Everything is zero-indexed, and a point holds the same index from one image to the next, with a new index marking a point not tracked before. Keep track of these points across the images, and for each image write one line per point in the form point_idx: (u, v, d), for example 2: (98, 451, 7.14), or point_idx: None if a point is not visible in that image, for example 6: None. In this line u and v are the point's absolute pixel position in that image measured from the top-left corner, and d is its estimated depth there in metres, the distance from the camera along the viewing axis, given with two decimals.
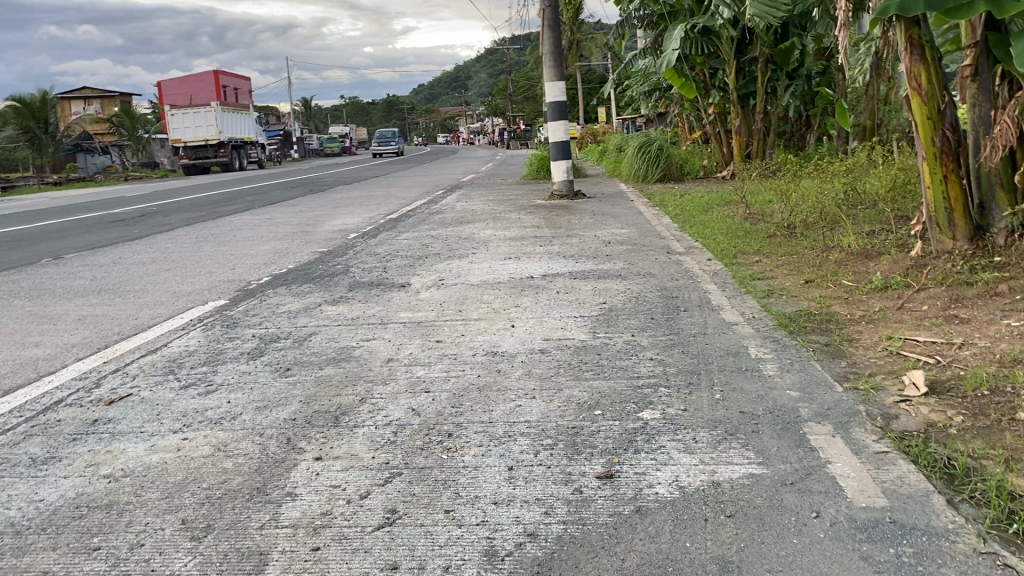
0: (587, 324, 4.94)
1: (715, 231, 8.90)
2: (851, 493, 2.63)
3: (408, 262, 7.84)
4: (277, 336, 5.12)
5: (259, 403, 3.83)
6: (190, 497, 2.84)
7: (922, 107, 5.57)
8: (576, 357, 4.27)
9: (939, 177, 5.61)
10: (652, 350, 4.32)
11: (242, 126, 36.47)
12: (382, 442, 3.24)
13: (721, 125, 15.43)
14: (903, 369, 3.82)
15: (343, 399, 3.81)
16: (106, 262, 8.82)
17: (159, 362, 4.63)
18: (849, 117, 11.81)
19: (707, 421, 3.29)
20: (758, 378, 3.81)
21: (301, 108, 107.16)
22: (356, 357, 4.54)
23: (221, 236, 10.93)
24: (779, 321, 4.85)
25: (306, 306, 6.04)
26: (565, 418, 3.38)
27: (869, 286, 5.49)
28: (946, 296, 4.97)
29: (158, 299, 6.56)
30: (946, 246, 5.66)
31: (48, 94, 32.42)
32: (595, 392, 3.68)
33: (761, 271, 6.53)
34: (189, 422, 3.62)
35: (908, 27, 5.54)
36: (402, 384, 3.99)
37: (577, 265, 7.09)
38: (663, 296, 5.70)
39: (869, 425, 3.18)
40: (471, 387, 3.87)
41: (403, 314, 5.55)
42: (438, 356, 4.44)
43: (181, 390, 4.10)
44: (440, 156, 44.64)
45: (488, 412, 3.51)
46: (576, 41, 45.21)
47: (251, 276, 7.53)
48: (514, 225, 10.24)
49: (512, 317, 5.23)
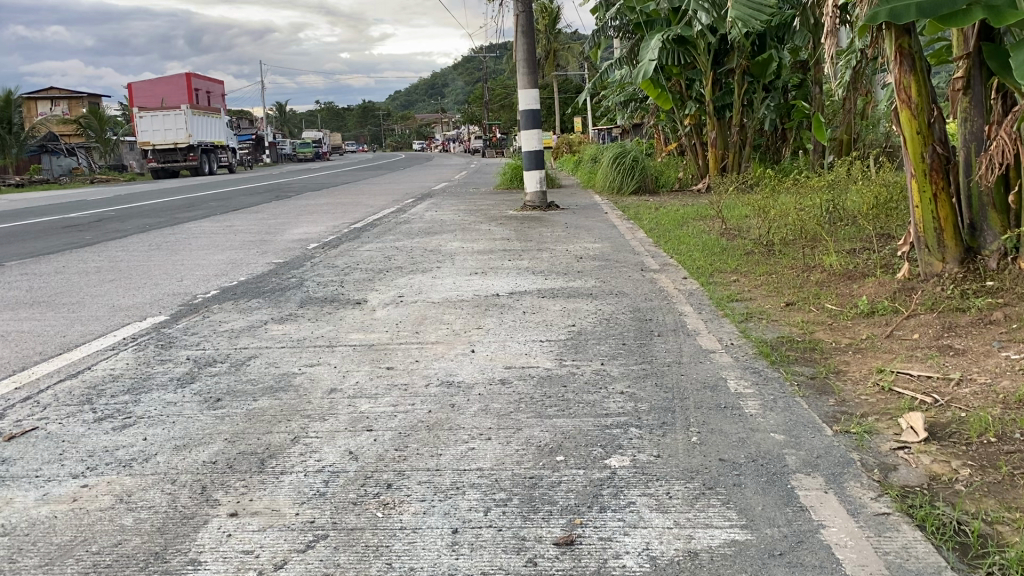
0: (553, 351, 4.53)
1: (690, 248, 8.51)
2: (849, 569, 2.25)
3: (369, 276, 7.41)
4: (212, 360, 4.66)
5: (178, 441, 3.37)
6: (71, 566, 2.39)
7: (912, 120, 5.24)
8: (540, 389, 3.85)
9: (928, 196, 5.28)
10: (622, 383, 3.92)
11: (213, 130, 35.81)
12: (309, 494, 2.81)
13: (698, 136, 15.11)
14: (899, 411, 3.44)
15: (273, 438, 3.37)
16: (48, 271, 8.27)
17: (76, 389, 4.15)
18: (826, 131, 11.74)
19: (683, 471, 2.90)
20: (740, 419, 3.41)
21: (276, 113, 106.63)
22: (297, 386, 4.10)
23: (175, 244, 10.40)
24: (760, 349, 4.46)
25: (250, 324, 5.57)
26: (523, 466, 2.98)
27: (856, 310, 5.16)
28: (938, 323, 4.63)
29: (94, 314, 6.06)
30: (936, 268, 5.35)
31: (12, 94, 31.58)
32: (557, 432, 3.28)
33: (739, 291, 6.18)
34: (93, 464, 3.16)
35: (899, 36, 5.20)
36: (342, 420, 3.55)
37: (547, 283, 6.68)
38: (636, 320, 5.30)
39: (865, 479, 2.80)
40: (419, 425, 3.45)
41: (354, 335, 5.10)
42: (387, 387, 4.00)
43: (94, 424, 3.63)
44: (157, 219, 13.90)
45: (435, 456, 3.09)
46: (553, 49, 45.62)
47: (198, 289, 7.04)
48: (483, 238, 9.82)
49: (472, 340, 4.82)
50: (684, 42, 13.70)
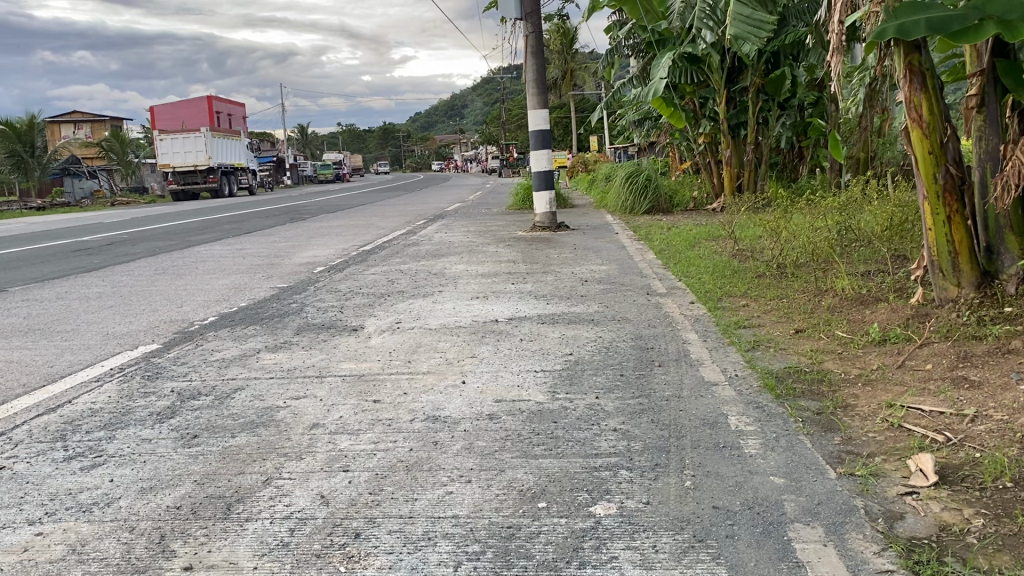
0: (547, 383, 4.34)
1: (700, 270, 8.30)
2: None
3: (369, 301, 7.27)
4: (197, 392, 4.51)
5: (145, 484, 3.21)
6: None
7: (924, 140, 5.03)
8: (528, 426, 3.66)
9: (942, 218, 5.07)
10: (616, 420, 3.72)
11: (233, 152, 36.00)
12: (272, 545, 2.64)
13: (712, 155, 14.90)
14: (907, 451, 3.22)
15: (244, 480, 3.21)
16: (50, 296, 8.20)
17: (52, 425, 4.01)
18: (843, 149, 11.51)
19: (672, 521, 2.70)
20: (737, 459, 3.21)
21: (297, 134, 107.57)
22: (278, 421, 3.92)
23: (181, 268, 10.32)
24: (765, 382, 4.25)
25: (242, 353, 5.42)
26: (502, 514, 2.79)
27: (867, 338, 4.93)
28: (953, 353, 4.40)
29: (86, 343, 5.95)
30: (951, 294, 5.12)
31: (35, 118, 31.97)
32: (542, 475, 3.09)
33: (747, 317, 5.98)
34: (53, 509, 3.00)
35: (908, 52, 5.01)
36: (318, 459, 3.37)
37: (548, 308, 6.51)
38: (637, 348, 5.10)
39: (868, 530, 2.59)
40: (398, 465, 3.27)
41: (345, 365, 4.95)
42: (371, 422, 3.82)
43: (63, 464, 3.48)
44: (160, 240, 14.51)
45: (410, 501, 2.92)
46: (571, 69, 45.85)
47: (196, 315, 6.93)
48: (488, 260, 9.66)
49: (465, 371, 4.65)
50: (697, 61, 13.53)
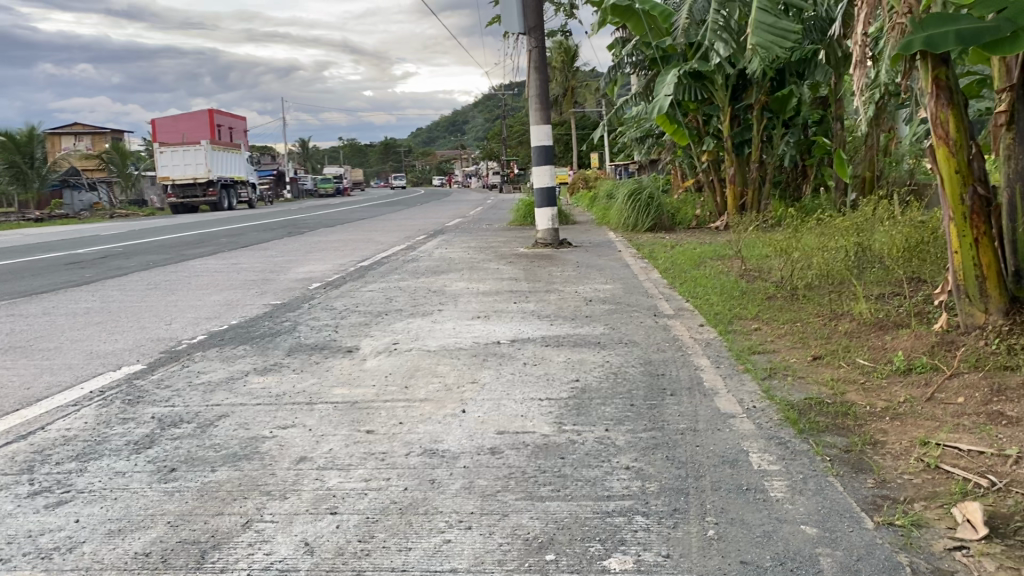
0: (552, 413, 4.05)
1: (708, 291, 8.04)
2: None
3: (367, 320, 7.00)
4: (179, 419, 4.22)
5: (113, 525, 2.93)
6: None
7: (950, 158, 4.77)
8: (533, 463, 3.38)
9: (969, 240, 4.79)
10: (628, 456, 3.43)
11: (234, 164, 35.82)
12: None
13: (716, 173, 14.67)
14: (950, 497, 2.94)
15: (222, 522, 2.92)
16: (36, 312, 7.92)
17: (19, 455, 3.72)
18: (849, 168, 11.28)
19: None
20: (762, 505, 2.93)
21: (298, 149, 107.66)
22: (263, 453, 3.64)
23: (173, 283, 10.03)
24: (786, 415, 3.96)
25: (229, 376, 5.13)
26: (505, 568, 2.51)
27: (891, 367, 4.66)
28: (985, 386, 4.12)
29: (67, 362, 5.67)
30: (978, 320, 4.85)
31: (35, 128, 31.78)
32: (549, 522, 2.81)
33: (761, 341, 5.70)
34: (9, 555, 2.72)
35: (935, 66, 4.75)
36: (304, 500, 3.09)
37: (553, 329, 6.23)
38: (648, 375, 4.81)
39: None
40: (391, 507, 2.99)
41: (337, 390, 4.67)
42: (363, 456, 3.55)
43: (26, 501, 3.19)
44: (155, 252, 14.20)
45: (403, 551, 2.63)
46: (572, 87, 45.99)
47: (184, 333, 6.65)
48: (490, 278, 9.39)
49: (465, 398, 4.37)
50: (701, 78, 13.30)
